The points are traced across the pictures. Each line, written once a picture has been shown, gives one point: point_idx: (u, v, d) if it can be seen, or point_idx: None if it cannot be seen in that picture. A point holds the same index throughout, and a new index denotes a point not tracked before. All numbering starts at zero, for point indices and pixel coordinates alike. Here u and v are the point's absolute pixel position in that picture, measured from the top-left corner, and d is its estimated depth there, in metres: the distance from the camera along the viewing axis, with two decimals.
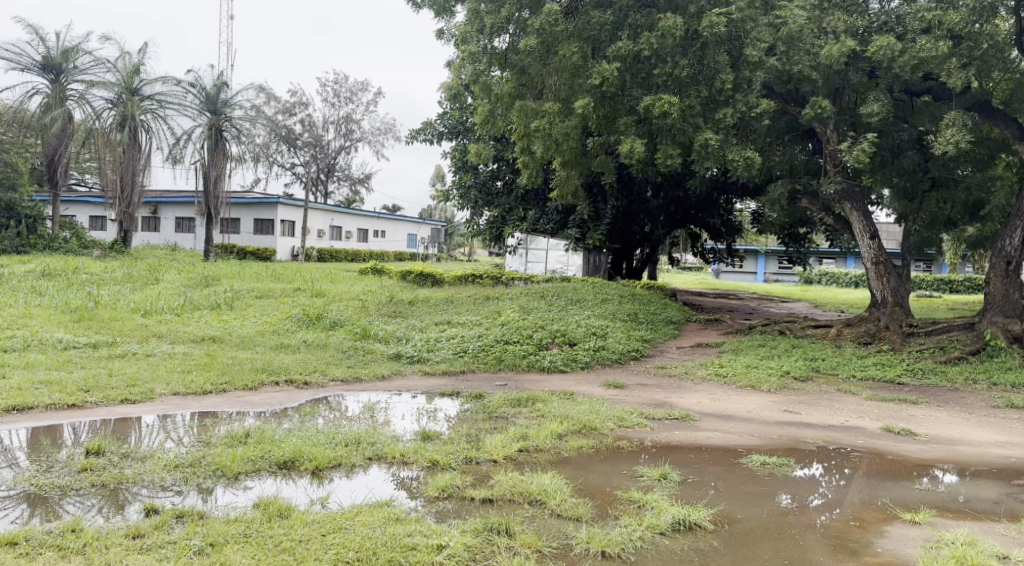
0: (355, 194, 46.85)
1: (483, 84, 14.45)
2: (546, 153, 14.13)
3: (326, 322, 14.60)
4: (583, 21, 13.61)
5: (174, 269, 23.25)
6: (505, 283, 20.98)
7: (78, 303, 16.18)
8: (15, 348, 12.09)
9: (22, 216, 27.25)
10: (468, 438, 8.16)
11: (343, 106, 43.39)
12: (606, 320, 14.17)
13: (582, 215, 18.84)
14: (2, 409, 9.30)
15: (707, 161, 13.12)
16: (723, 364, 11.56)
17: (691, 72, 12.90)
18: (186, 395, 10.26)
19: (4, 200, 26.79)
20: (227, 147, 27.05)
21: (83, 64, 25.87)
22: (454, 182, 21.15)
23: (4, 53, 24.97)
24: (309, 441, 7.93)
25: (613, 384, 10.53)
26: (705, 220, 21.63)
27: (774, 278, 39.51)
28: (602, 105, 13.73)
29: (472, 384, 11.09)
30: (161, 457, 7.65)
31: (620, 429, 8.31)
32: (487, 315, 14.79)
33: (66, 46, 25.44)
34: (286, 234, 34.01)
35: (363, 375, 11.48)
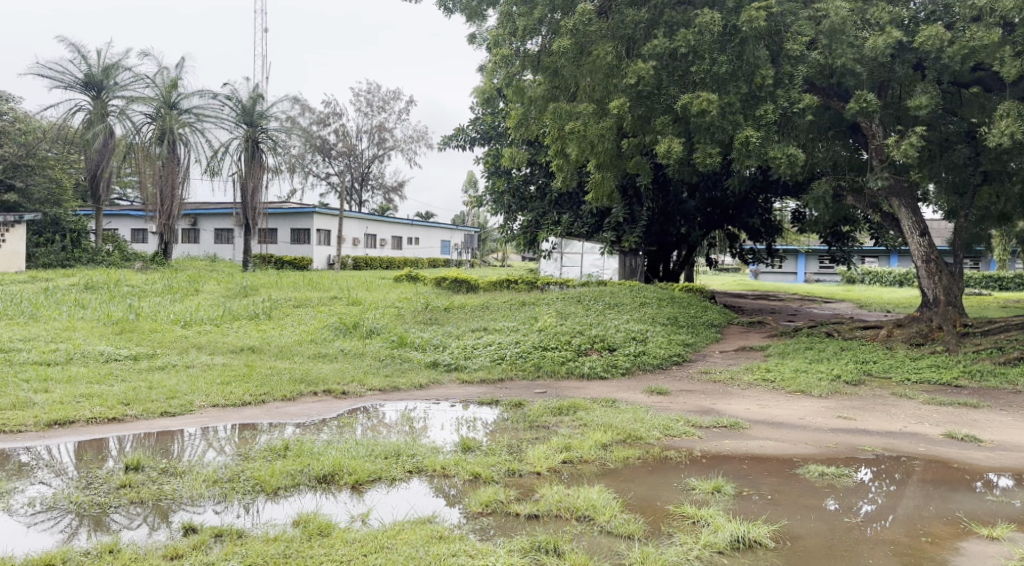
0: (388, 202, 46.95)
1: (516, 88, 14.31)
2: (580, 154, 13.92)
3: (363, 330, 14.50)
4: (619, 19, 13.37)
5: (213, 280, 23.37)
6: (541, 288, 20.77)
7: (119, 316, 16.26)
8: (58, 362, 12.13)
9: (65, 230, 27.81)
10: (509, 448, 7.95)
11: (375, 115, 43.55)
12: (645, 324, 13.86)
13: (617, 217, 18.58)
14: (44, 424, 9.29)
15: (748, 160, 12.80)
16: (769, 368, 11.22)
17: (730, 68, 12.55)
18: (225, 407, 10.17)
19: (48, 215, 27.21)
20: (263, 158, 27.14)
21: (123, 80, 26.16)
22: (488, 187, 20.99)
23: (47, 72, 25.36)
24: (349, 453, 7.75)
25: (656, 390, 10.25)
26: (743, 221, 21.22)
27: (815, 278, 38.83)
28: (637, 104, 13.43)
29: (512, 392, 10.87)
30: (200, 471, 7.54)
31: (667, 439, 8.03)
32: (525, 320, 14.57)
33: (106, 63, 25.76)
34: (321, 243, 34.12)
35: (401, 384, 11.31)
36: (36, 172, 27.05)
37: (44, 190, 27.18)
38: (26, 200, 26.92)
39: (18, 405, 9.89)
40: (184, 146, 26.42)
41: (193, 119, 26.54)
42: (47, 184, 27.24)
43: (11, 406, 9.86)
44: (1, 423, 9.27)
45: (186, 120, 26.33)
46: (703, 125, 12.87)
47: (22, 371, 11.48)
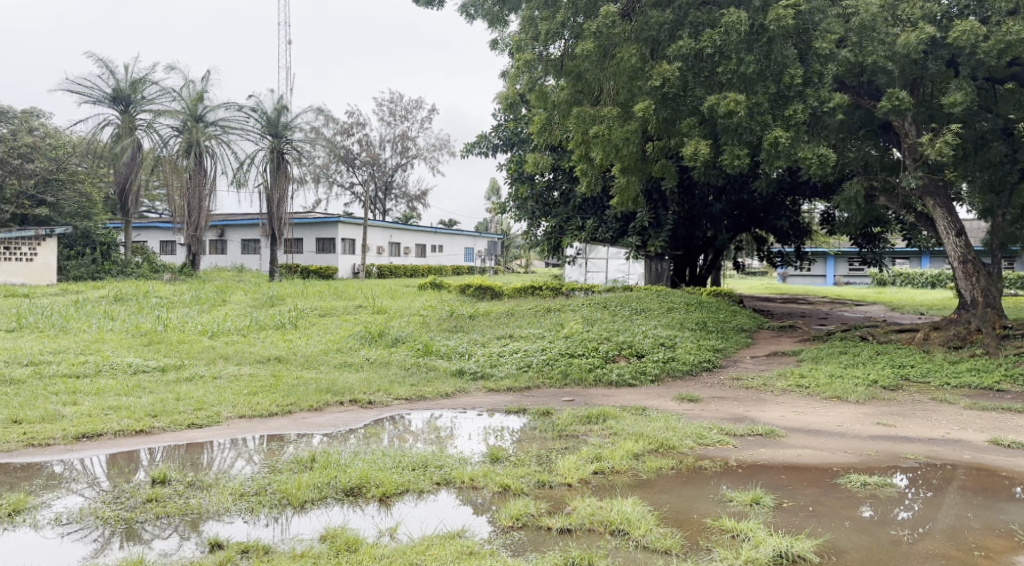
0: (412, 210, 47.00)
1: (539, 93, 14.27)
2: (605, 158, 13.75)
3: (388, 339, 14.40)
4: (643, 21, 13.24)
5: (240, 290, 23.42)
6: (566, 294, 20.60)
7: (148, 327, 16.30)
8: (87, 374, 12.13)
9: (97, 243, 27.82)
10: (539, 458, 7.78)
11: (398, 125, 43.67)
12: (674, 330, 13.62)
13: (642, 222, 18.38)
14: (71, 437, 9.26)
15: (778, 161, 12.57)
16: (803, 374, 10.97)
17: (758, 67, 12.36)
18: (252, 418, 10.10)
19: (79, 229, 27.48)
20: (289, 169, 27.22)
21: (150, 94, 26.38)
22: (511, 194, 20.87)
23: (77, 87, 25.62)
24: (376, 465, 7.63)
25: (687, 397, 10.04)
26: (771, 223, 20.91)
27: (844, 281, 38.29)
28: (663, 107, 13.23)
29: (539, 400, 10.71)
30: (227, 484, 7.45)
31: (700, 448, 7.83)
32: (551, 327, 14.39)
33: (133, 77, 25.98)
34: (346, 252, 34.16)
35: (427, 393, 11.17)
36: (66, 186, 28.13)
37: (75, 204, 28.24)
38: (56, 213, 27.97)
39: (47, 418, 9.87)
40: (212, 158, 26.58)
41: (219, 131, 26.57)
42: (76, 197, 28.31)
43: (40, 419, 9.84)
44: (30, 436, 9.25)
45: (212, 133, 26.52)
46: (730, 127, 12.67)
47: (51, 384, 11.48)
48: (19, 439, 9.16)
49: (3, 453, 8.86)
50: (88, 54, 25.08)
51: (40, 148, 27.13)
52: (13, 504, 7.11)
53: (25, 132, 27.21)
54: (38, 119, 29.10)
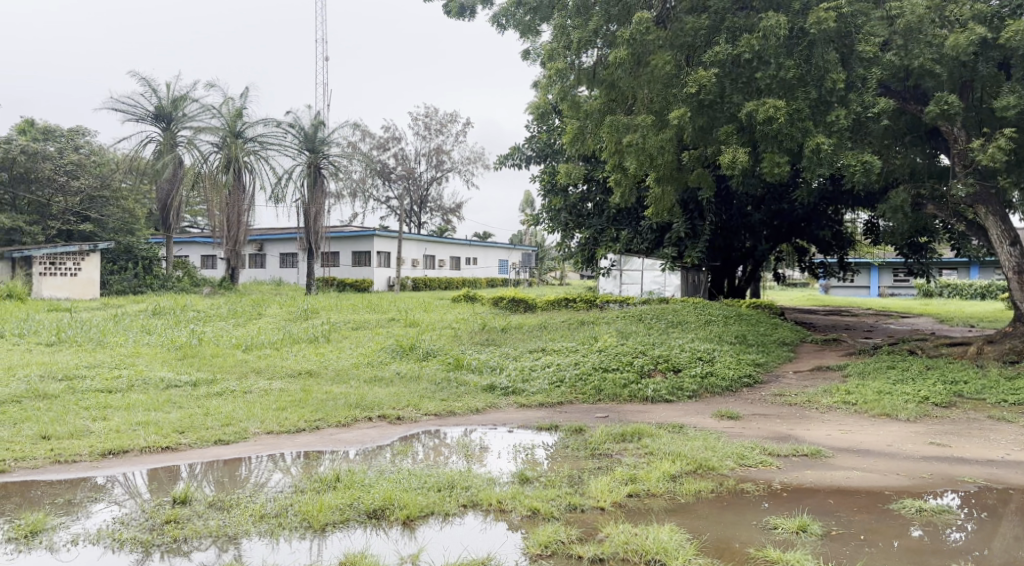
0: (447, 223, 46.90)
1: (571, 102, 14.04)
2: (640, 168, 13.37)
3: (419, 353, 14.14)
4: (677, 27, 12.92)
5: (275, 303, 23.39)
6: (600, 306, 20.24)
7: (182, 341, 16.25)
8: (119, 389, 12.02)
9: (138, 258, 28.05)
10: (571, 480, 7.42)
11: (433, 139, 43.66)
12: (711, 343, 13.19)
13: (678, 233, 17.97)
14: (98, 454, 9.11)
15: (820, 168, 12.14)
16: (849, 390, 10.50)
17: (799, 72, 12.00)
18: (280, 434, 9.88)
19: (122, 243, 27.75)
20: (325, 184, 27.23)
21: (191, 111, 26.57)
22: (544, 205, 20.59)
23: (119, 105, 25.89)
24: (401, 485, 7.33)
25: (727, 414, 9.64)
26: (813, 233, 20.37)
27: (889, 292, 37.41)
28: (699, 114, 12.86)
29: (571, 416, 10.36)
30: (248, 505, 7.21)
31: (741, 469, 7.43)
32: (584, 340, 14.03)
33: (174, 95, 26.21)
34: (381, 265, 34.11)
35: (456, 409, 10.87)
36: (110, 203, 28.31)
37: (118, 220, 28.43)
38: (101, 229, 28.18)
39: (75, 434, 9.75)
40: (250, 173, 26.63)
41: (258, 147, 26.67)
42: (119, 213, 28.33)
43: (68, 435, 9.72)
44: (57, 453, 9.11)
45: (251, 149, 26.63)
46: (769, 134, 12.26)
47: (84, 398, 11.39)
48: (46, 456, 9.03)
49: (30, 469, 8.74)
50: (131, 73, 25.34)
51: (85, 165, 27.60)
52: (31, 524, 6.94)
53: (70, 149, 27.58)
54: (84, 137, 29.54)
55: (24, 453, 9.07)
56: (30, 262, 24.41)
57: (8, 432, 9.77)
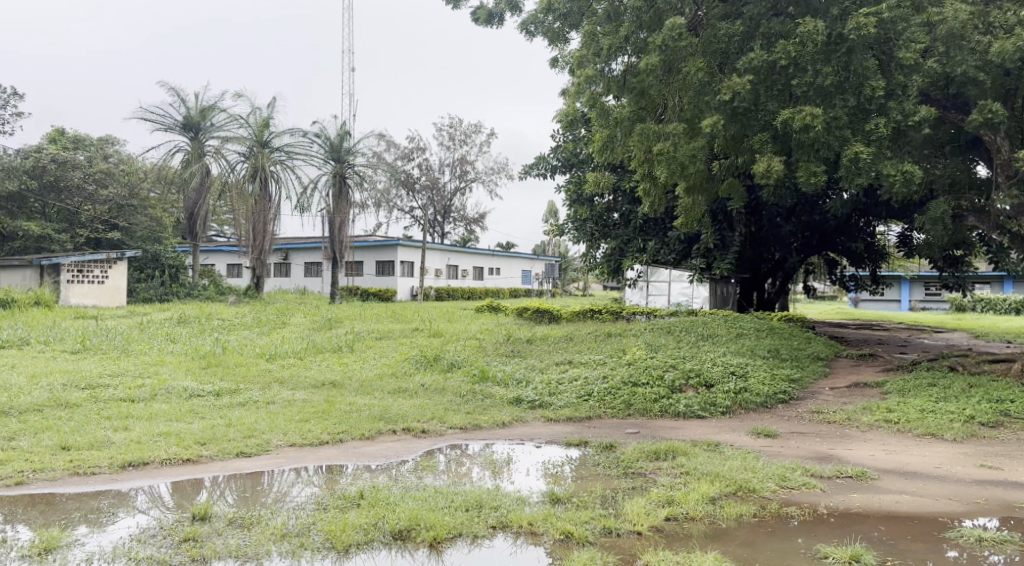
0: (470, 233, 46.77)
1: (600, 110, 13.67)
2: (670, 178, 12.98)
3: (443, 364, 13.89)
4: (711, 34, 12.67)
5: (300, 312, 23.26)
6: (626, 318, 19.87)
7: (207, 350, 16.08)
8: (142, 399, 11.86)
9: (166, 266, 28.10)
10: (604, 500, 7.14)
11: (458, 149, 43.59)
12: (744, 357, 12.83)
13: (707, 244, 17.63)
14: (118, 466, 8.92)
15: (857, 178, 11.82)
16: (890, 409, 10.14)
17: (837, 80, 11.72)
18: (303, 447, 9.66)
19: (150, 252, 27.82)
20: (350, 194, 27.12)
21: (219, 122, 26.60)
22: (570, 215, 20.32)
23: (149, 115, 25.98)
24: (427, 504, 7.07)
25: (764, 432, 9.33)
26: (845, 245, 19.95)
27: (921, 306, 36.76)
28: (733, 123, 12.55)
29: (601, 432, 10.05)
30: (270, 522, 6.99)
31: (783, 492, 7.13)
32: (612, 353, 13.71)
33: (203, 105, 26.26)
34: (405, 274, 33.97)
35: (482, 422, 10.59)
36: (138, 212, 28.48)
37: (146, 228, 28.47)
38: (129, 238, 28.32)
39: (95, 445, 9.57)
40: (276, 183, 26.62)
41: (284, 156, 26.71)
42: (147, 222, 28.41)
43: (88, 446, 9.54)
44: (76, 464, 8.94)
45: (277, 158, 26.60)
46: (806, 142, 11.96)
47: (106, 408, 11.22)
48: (65, 467, 8.86)
49: (49, 481, 8.58)
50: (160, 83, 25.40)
51: (114, 174, 27.77)
52: (46, 541, 6.80)
53: (100, 158, 27.86)
54: (115, 147, 29.74)
55: (44, 464, 8.91)
56: (59, 271, 24.44)
57: (28, 443, 9.62)
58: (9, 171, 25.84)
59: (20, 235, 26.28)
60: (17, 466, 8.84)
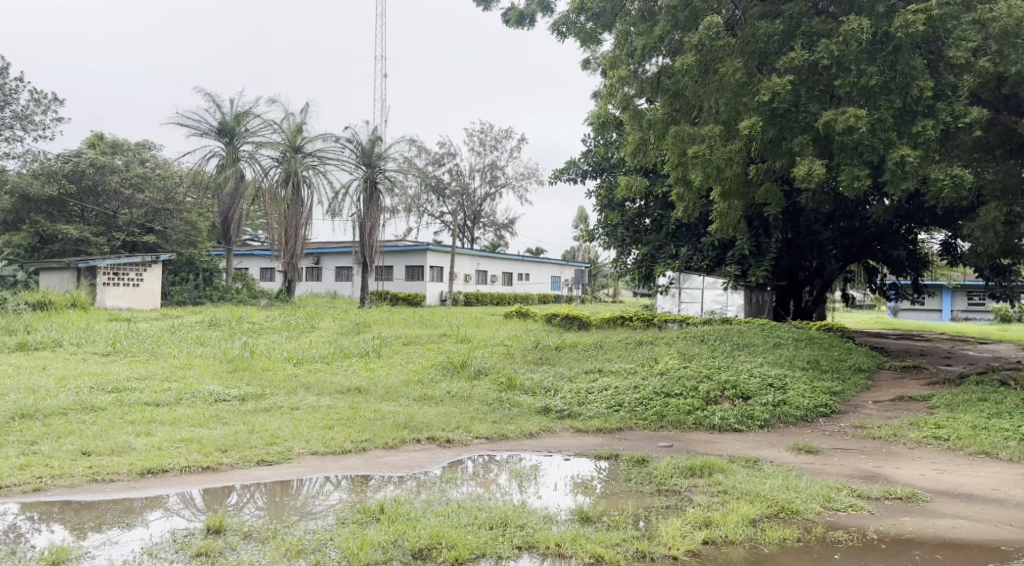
0: (499, 238, 46.50)
1: (634, 112, 13.35)
2: (705, 182, 12.53)
3: (471, 370, 13.56)
4: (749, 33, 12.23)
5: (329, 316, 23.08)
6: (658, 325, 19.38)
7: (235, 353, 15.93)
8: (166, 403, 11.65)
9: (199, 269, 28.21)
10: (637, 519, 6.78)
11: (488, 154, 43.36)
12: (782, 368, 12.34)
13: (742, 250, 17.19)
14: (137, 473, 8.69)
15: (903, 182, 11.35)
16: (939, 424, 9.67)
17: (882, 80, 11.28)
18: (325, 455, 9.37)
19: (185, 255, 27.97)
20: (381, 199, 26.93)
21: (253, 127, 26.57)
22: (600, 221, 19.92)
23: (184, 120, 26.03)
24: (450, 520, 6.78)
25: (804, 448, 8.91)
26: (886, 253, 19.35)
27: (963, 316, 35.86)
28: (772, 125, 12.05)
29: (632, 445, 9.66)
30: (286, 537, 6.75)
31: (829, 514, 6.76)
32: (643, 361, 13.28)
33: (237, 110, 26.23)
34: (434, 280, 33.77)
35: (509, 432, 10.24)
36: (173, 216, 28.41)
37: (181, 232, 28.59)
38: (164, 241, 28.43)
39: (116, 450, 9.34)
40: (308, 188, 26.50)
41: (317, 162, 26.65)
42: (184, 226, 28.64)
43: (109, 451, 9.31)
44: (95, 470, 8.71)
45: (310, 164, 26.56)
46: (849, 145, 11.47)
47: (130, 412, 11.04)
48: (83, 473, 8.64)
49: (67, 488, 8.36)
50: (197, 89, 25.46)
51: (150, 179, 27.73)
52: (55, 554, 6.71)
53: (136, 163, 27.78)
54: (150, 151, 29.90)
55: (63, 470, 8.69)
56: (92, 274, 24.53)
57: (49, 447, 9.43)
58: (48, 175, 26.08)
59: (59, 238, 26.46)
60: (35, 472, 8.64)
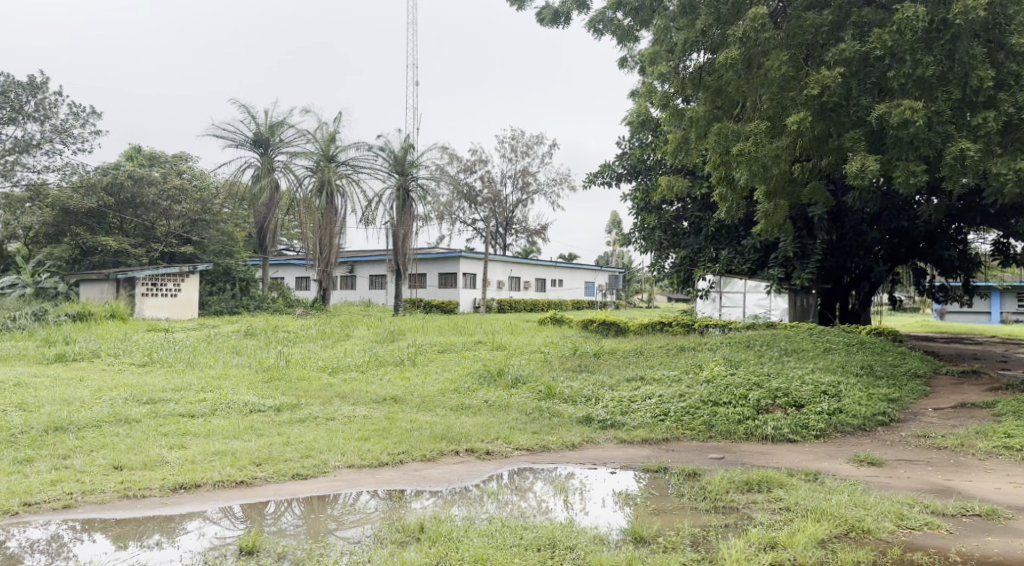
0: (532, 245, 46.14)
1: (674, 110, 12.87)
2: (751, 181, 12.03)
3: (508, 379, 13.13)
4: (795, 24, 11.75)
5: (365, 324, 22.83)
6: (699, 331, 18.81)
7: (270, 363, 15.70)
8: (201, 414, 11.41)
9: (236, 279, 28.19)
10: (695, 541, 6.38)
11: (520, 161, 43.06)
12: (835, 374, 11.78)
13: (786, 252, 16.61)
14: (168, 488, 8.41)
15: (962, 179, 10.82)
16: (1009, 433, 9.09)
17: (939, 70, 10.71)
18: (362, 468, 9.03)
19: (222, 265, 28.00)
20: (414, 207, 26.66)
21: (288, 137, 26.50)
22: (637, 224, 19.42)
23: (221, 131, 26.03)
24: (496, 541, 6.44)
25: (866, 459, 8.40)
26: (935, 254, 18.63)
27: (1013, 318, 34.81)
28: (821, 120, 11.56)
29: (682, 456, 9.20)
30: (322, 560, 6.48)
31: (902, 533, 6.31)
32: (687, 368, 12.79)
33: (272, 120, 26.16)
34: (468, 287, 33.48)
35: (550, 444, 9.82)
36: (210, 227, 28.42)
37: (218, 242, 28.56)
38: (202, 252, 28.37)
39: (148, 465, 9.07)
40: (342, 197, 26.34)
41: (350, 170, 26.45)
42: (221, 236, 28.63)
43: (141, 465, 9.04)
44: (126, 486, 8.44)
45: (343, 172, 26.37)
46: (903, 139, 10.94)
47: (164, 424, 10.79)
48: (114, 489, 8.37)
49: (96, 505, 8.09)
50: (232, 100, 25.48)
51: (188, 190, 27.75)
52: None
53: (173, 175, 27.82)
54: (187, 163, 29.99)
55: (93, 486, 8.44)
56: (130, 285, 24.60)
57: (81, 461, 9.19)
58: (88, 187, 26.23)
59: (99, 249, 26.59)
60: (66, 488, 8.39)
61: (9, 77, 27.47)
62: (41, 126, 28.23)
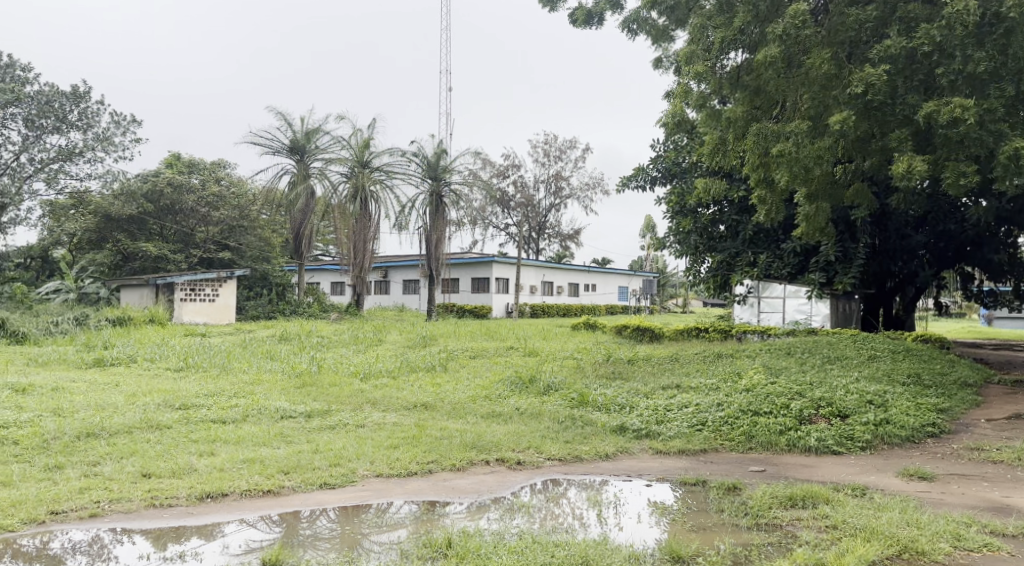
0: (565, 250, 45.84)
1: (711, 111, 12.49)
2: (792, 183, 11.64)
3: (540, 386, 12.85)
4: (837, 21, 11.35)
5: (398, 329, 22.70)
6: (738, 337, 18.25)
7: (303, 368, 15.60)
8: (232, 420, 11.28)
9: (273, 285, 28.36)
10: (736, 561, 6.09)
11: (552, 165, 42.84)
12: (881, 383, 11.31)
13: (827, 256, 16.14)
14: (195, 497, 8.25)
15: (1015, 179, 10.36)
16: None
17: (991, 66, 10.27)
18: (390, 477, 8.81)
19: (258, 271, 28.12)
20: (447, 212, 26.53)
21: (324, 143, 26.51)
22: (672, 228, 19.06)
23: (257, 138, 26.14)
24: (529, 559, 6.19)
25: (916, 473, 7.98)
26: (983, 258, 18.00)
27: None
28: (864, 119, 11.13)
29: (721, 469, 8.86)
30: None
31: (960, 556, 5.96)
32: (726, 376, 12.41)
33: (308, 127, 26.19)
34: (501, 291, 33.26)
35: (583, 454, 9.52)
36: (249, 232, 28.43)
37: (256, 248, 28.52)
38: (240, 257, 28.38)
39: (177, 472, 8.93)
40: (376, 203, 26.24)
41: (384, 176, 26.35)
42: (258, 242, 28.60)
43: (169, 473, 8.90)
44: (154, 495, 8.30)
45: (377, 178, 26.24)
46: (953, 139, 10.51)
47: (194, 431, 10.67)
48: (142, 498, 8.23)
49: (124, 514, 7.96)
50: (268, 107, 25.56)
51: (225, 197, 27.66)
52: None
53: (212, 181, 27.95)
54: (223, 169, 30.17)
55: (120, 495, 8.30)
56: (168, 290, 24.70)
57: (110, 468, 9.08)
58: (128, 195, 26.48)
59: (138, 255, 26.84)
60: (93, 496, 8.25)
61: (54, 86, 27.75)
62: (83, 135, 28.54)
